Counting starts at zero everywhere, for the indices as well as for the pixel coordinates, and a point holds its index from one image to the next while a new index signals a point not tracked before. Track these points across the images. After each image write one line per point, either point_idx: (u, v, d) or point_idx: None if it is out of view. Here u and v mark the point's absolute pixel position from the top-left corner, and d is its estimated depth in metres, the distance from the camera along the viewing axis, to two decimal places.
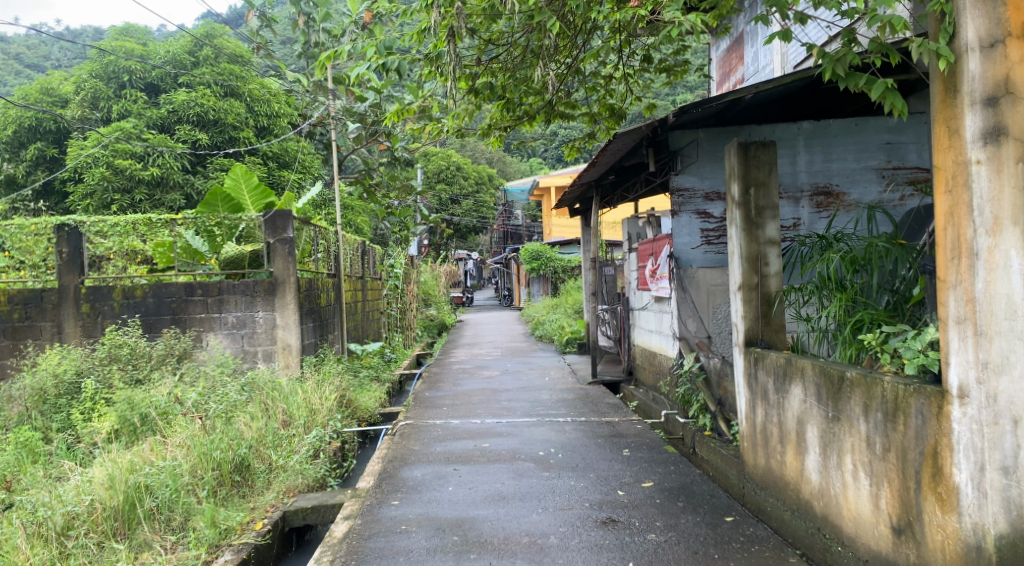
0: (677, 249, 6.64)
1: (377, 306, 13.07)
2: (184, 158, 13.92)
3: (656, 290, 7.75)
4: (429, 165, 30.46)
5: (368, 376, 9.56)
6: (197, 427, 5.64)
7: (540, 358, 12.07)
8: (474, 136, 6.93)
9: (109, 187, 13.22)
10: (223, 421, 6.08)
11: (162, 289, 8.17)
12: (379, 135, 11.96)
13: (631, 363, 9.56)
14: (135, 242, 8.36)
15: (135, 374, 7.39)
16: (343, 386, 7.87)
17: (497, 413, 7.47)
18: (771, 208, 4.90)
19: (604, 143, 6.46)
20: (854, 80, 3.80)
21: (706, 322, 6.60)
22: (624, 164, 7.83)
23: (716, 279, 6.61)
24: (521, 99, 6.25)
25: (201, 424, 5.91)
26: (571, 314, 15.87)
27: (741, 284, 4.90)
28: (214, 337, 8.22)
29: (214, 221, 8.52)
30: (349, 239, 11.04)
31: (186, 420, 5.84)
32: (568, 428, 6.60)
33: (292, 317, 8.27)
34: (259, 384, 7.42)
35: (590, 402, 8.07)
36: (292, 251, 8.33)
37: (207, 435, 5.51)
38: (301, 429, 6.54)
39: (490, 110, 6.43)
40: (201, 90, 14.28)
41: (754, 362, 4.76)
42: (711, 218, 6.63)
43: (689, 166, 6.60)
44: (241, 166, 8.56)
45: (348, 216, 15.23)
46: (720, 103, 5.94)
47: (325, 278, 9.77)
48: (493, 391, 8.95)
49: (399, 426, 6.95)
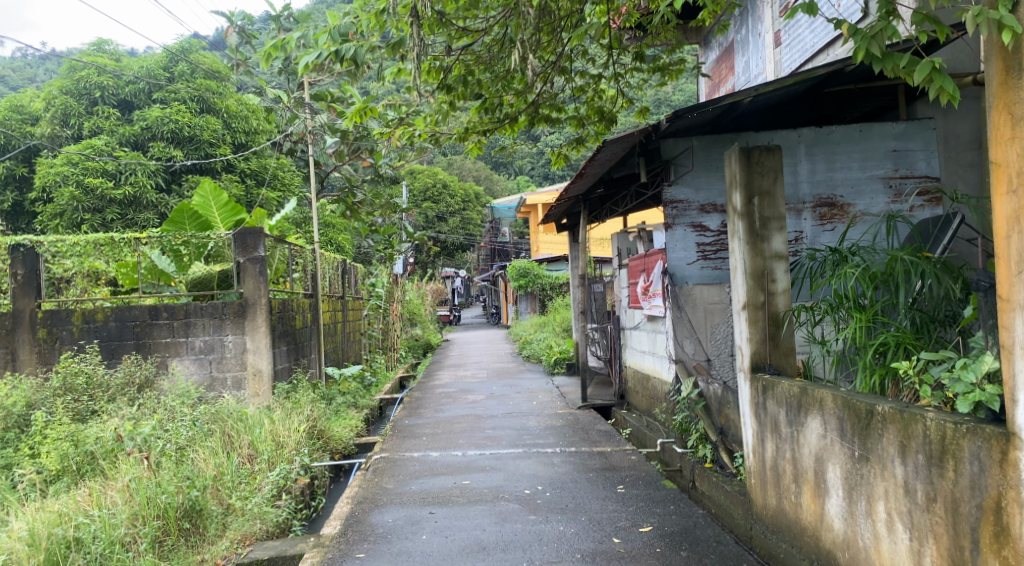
0: (671, 265, 6.14)
1: (358, 327, 12.51)
2: (158, 176, 13.39)
3: (649, 309, 7.27)
4: (415, 184, 30.00)
5: (344, 403, 8.99)
6: (145, 466, 5.08)
7: (528, 380, 11.55)
8: (449, 141, 6.47)
9: (78, 206, 12.65)
10: (176, 461, 5.50)
11: (124, 312, 7.60)
12: (362, 151, 11.49)
13: (623, 386, 9.06)
14: (96, 262, 7.81)
15: (91, 404, 6.77)
16: (314, 416, 7.30)
17: (480, 444, 6.92)
18: (777, 219, 4.44)
19: (590, 153, 5.99)
20: (893, 61, 3.52)
21: (704, 344, 6.11)
22: (613, 176, 7.37)
23: (713, 297, 6.13)
24: (501, 101, 5.83)
25: (155, 463, 5.37)
26: (559, 333, 15.40)
27: (746, 303, 4.42)
28: (179, 364, 7.64)
29: (181, 240, 8.04)
30: (328, 257, 10.51)
31: (135, 459, 5.30)
32: (557, 461, 6.07)
33: (263, 340, 7.71)
34: (224, 415, 6.85)
35: (580, 429, 7.55)
36: (264, 271, 7.77)
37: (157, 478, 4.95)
38: (264, 469, 5.97)
39: (468, 113, 6.02)
40: (176, 106, 13.76)
41: (761, 391, 4.28)
42: (707, 231, 6.16)
43: (683, 176, 6.12)
44: (208, 181, 8.13)
45: (328, 233, 14.73)
46: (717, 107, 5.46)
47: (301, 299, 9.23)
48: (477, 417, 8.42)
49: (373, 460, 6.39)
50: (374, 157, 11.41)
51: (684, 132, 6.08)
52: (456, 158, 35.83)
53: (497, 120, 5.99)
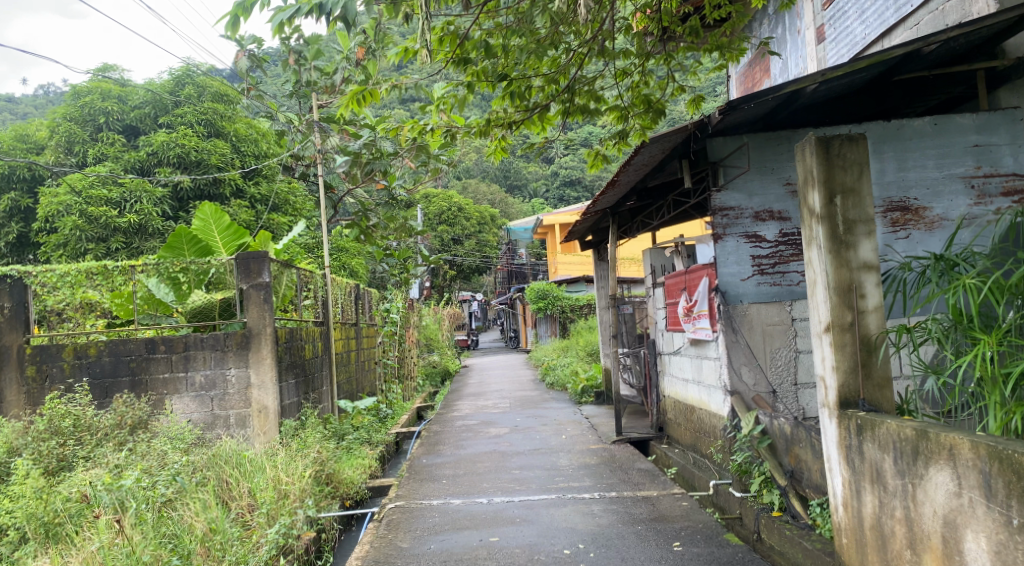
0: (723, 281, 5.39)
1: (372, 355, 11.76)
2: (164, 203, 12.78)
3: (694, 332, 6.50)
4: (430, 207, 29.39)
5: (357, 439, 8.23)
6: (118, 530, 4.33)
7: (554, 410, 10.77)
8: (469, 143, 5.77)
9: (82, 236, 12.06)
10: (153, 527, 4.73)
11: (119, 346, 6.91)
12: (375, 174, 10.62)
13: (661, 417, 8.28)
14: (89, 291, 7.16)
15: (78, 450, 6.05)
16: (322, 457, 6.54)
17: (508, 488, 6.14)
18: (865, 221, 3.70)
19: (627, 157, 5.34)
20: None
21: (765, 372, 5.33)
22: (647, 184, 6.67)
23: (773, 317, 5.36)
24: (530, 87, 5.18)
25: (138, 521, 4.68)
26: (584, 358, 14.61)
27: (831, 324, 3.66)
28: (178, 402, 6.92)
29: (179, 267, 7.31)
30: (340, 281, 9.80)
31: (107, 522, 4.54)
32: (597, 510, 5.27)
33: (268, 373, 6.98)
34: (222, 459, 6.09)
35: (618, 468, 6.76)
36: (270, 298, 7.07)
37: (136, 555, 4.22)
38: (262, 526, 5.22)
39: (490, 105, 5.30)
40: (182, 130, 13.17)
41: (854, 432, 3.50)
42: (763, 243, 5.42)
43: (734, 180, 5.38)
44: (207, 202, 7.45)
45: (340, 258, 14.07)
46: (776, 97, 4.71)
47: (311, 327, 8.53)
48: (503, 454, 7.65)
49: (386, 510, 5.62)
50: (388, 179, 10.71)
51: (734, 130, 5.35)
52: (470, 182, 35.25)
53: (526, 114, 5.36)
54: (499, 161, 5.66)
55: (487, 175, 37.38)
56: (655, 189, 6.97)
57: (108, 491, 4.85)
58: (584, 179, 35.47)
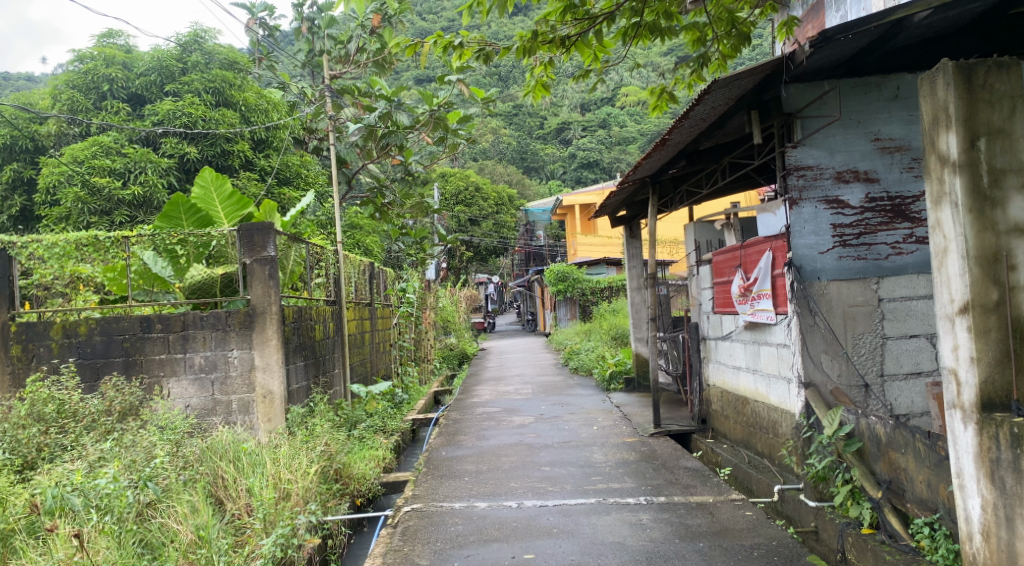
0: (798, 254, 4.57)
1: (387, 337, 11.00)
2: (171, 174, 11.93)
3: (752, 315, 5.70)
4: (448, 186, 28.47)
5: (371, 428, 7.49)
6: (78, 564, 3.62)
7: (581, 397, 10.00)
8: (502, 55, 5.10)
9: (84, 209, 11.18)
10: (120, 543, 4.01)
11: (112, 324, 6.15)
12: (391, 149, 9.68)
13: (703, 408, 7.49)
14: (79, 265, 6.34)
15: (61, 439, 5.32)
16: (330, 450, 5.78)
17: (540, 489, 5.39)
18: (1016, 171, 2.89)
19: (686, 107, 4.63)
20: None
21: (848, 361, 4.51)
22: (700, 145, 5.88)
23: (855, 297, 4.53)
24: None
25: (100, 535, 3.96)
26: (609, 342, 13.80)
27: (970, 304, 2.87)
28: (176, 385, 6.18)
29: (176, 238, 6.57)
30: (353, 258, 9.04)
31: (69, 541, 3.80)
32: (647, 521, 4.51)
33: (274, 355, 6.23)
34: (217, 452, 5.37)
35: (662, 466, 6.00)
36: (276, 274, 6.31)
37: None
38: (256, 535, 4.48)
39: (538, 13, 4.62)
40: (189, 98, 12.26)
41: (1008, 444, 2.71)
42: (846, 209, 4.60)
43: (814, 135, 4.58)
44: (209, 169, 6.64)
45: (353, 235, 13.28)
46: (875, 28, 3.88)
47: (322, 307, 7.78)
48: (530, 448, 6.91)
49: (402, 515, 4.88)
50: (405, 154, 9.87)
51: (813, 76, 4.55)
52: (487, 163, 34.27)
53: (574, 31, 4.69)
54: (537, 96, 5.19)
55: (504, 154, 36.32)
56: (707, 151, 6.18)
57: (77, 496, 4.16)
58: (602, 160, 34.47)
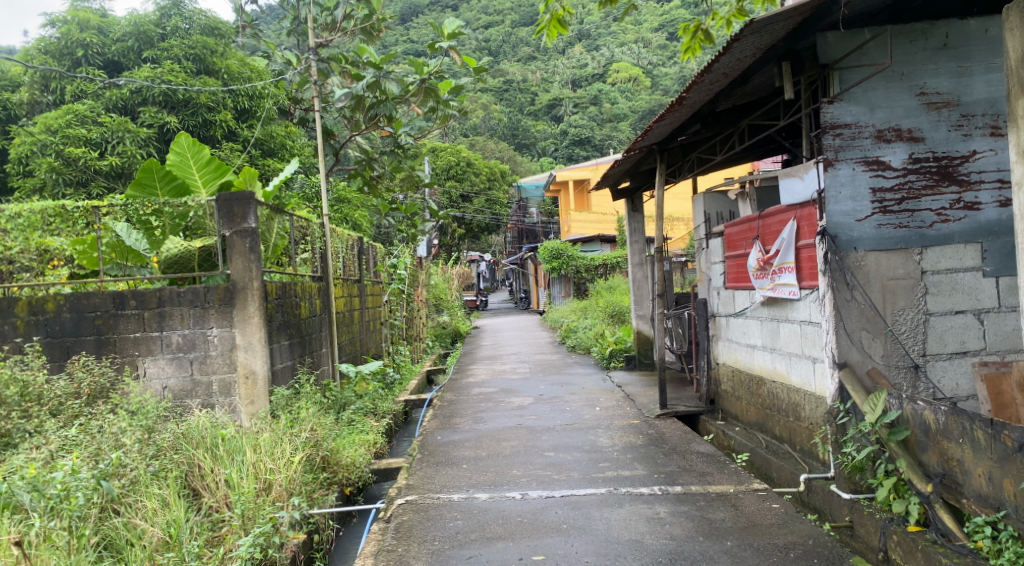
0: (833, 222, 4.12)
1: (378, 315, 10.52)
2: (151, 145, 11.16)
3: (773, 291, 5.23)
4: (438, 161, 27.83)
5: (361, 410, 7.03)
6: None
7: (580, 376, 9.58)
8: None
9: (59, 180, 10.45)
10: (71, 551, 3.54)
11: (82, 300, 5.63)
12: (381, 120, 9.03)
13: (712, 388, 7.07)
14: (46, 238, 5.79)
15: (25, 424, 4.86)
16: (317, 436, 5.28)
17: (544, 479, 4.96)
18: None
19: (710, 60, 4.17)
20: None
21: (888, 340, 4.08)
22: (716, 107, 5.40)
23: (896, 269, 4.09)
24: None
25: (44, 541, 3.54)
26: (606, 319, 13.37)
27: None
28: (153, 365, 5.67)
29: (151, 209, 5.94)
30: (341, 232, 8.51)
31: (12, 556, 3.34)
32: (665, 515, 4.09)
33: (256, 334, 5.69)
34: (193, 439, 4.87)
35: (674, 451, 5.58)
36: (257, 247, 5.74)
37: None
38: (233, 534, 4.03)
39: None
40: (168, 64, 11.56)
41: None
42: (887, 172, 4.15)
43: (854, 89, 4.13)
44: (185, 135, 6.03)
45: (341, 210, 12.72)
46: None
47: (308, 282, 7.26)
48: (531, 431, 6.48)
49: (395, 508, 4.44)
50: (396, 125, 9.25)
51: (854, 22, 4.07)
52: (478, 138, 33.55)
53: None
54: (551, 35, 5.26)
55: (496, 131, 35.50)
56: (724, 114, 5.70)
57: (29, 492, 3.73)
58: (594, 137, 33.84)
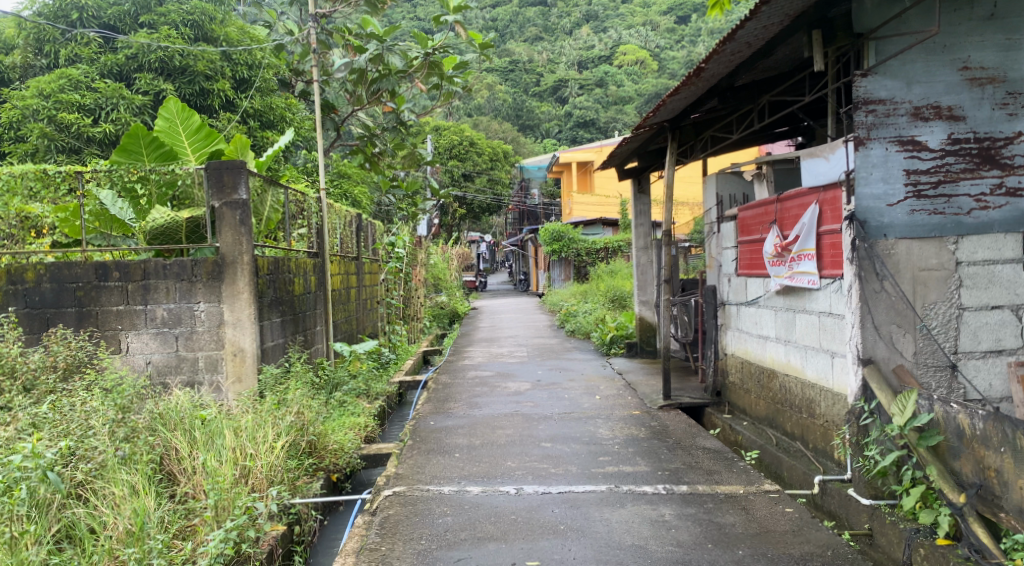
0: (863, 206, 3.80)
1: (374, 294, 10.19)
2: (146, 113, 10.76)
3: (790, 279, 4.90)
4: (442, 139, 27.33)
5: (353, 391, 6.74)
6: None
7: (581, 362, 9.30)
8: None
9: (50, 146, 10.04)
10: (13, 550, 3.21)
11: (63, 270, 5.29)
12: (382, 95, 8.65)
13: (718, 380, 6.77)
14: (28, 204, 5.43)
15: None
16: (303, 419, 4.96)
17: (542, 473, 4.66)
18: None
19: (736, 26, 3.81)
20: None
21: (917, 336, 3.76)
22: (735, 82, 5.05)
23: (929, 260, 3.76)
24: None
25: None
26: (608, 303, 13.05)
27: None
28: (136, 339, 5.35)
29: (137, 175, 5.63)
30: (338, 208, 8.17)
31: None
32: (671, 518, 3.80)
33: (246, 310, 5.38)
34: (170, 420, 4.56)
35: (679, 445, 5.29)
36: (247, 219, 5.41)
37: None
38: (206, 526, 3.73)
39: None
40: (165, 30, 11.10)
41: None
42: (923, 154, 3.82)
43: (890, 62, 3.78)
44: (174, 100, 5.66)
45: (340, 186, 12.33)
46: None
47: (302, 258, 6.93)
48: (529, 419, 6.18)
49: (382, 501, 4.15)
50: (398, 100, 8.86)
51: None
52: (483, 118, 33.01)
53: None
54: None
55: (500, 111, 34.94)
56: (743, 90, 5.34)
57: None
58: (599, 119, 33.31)
